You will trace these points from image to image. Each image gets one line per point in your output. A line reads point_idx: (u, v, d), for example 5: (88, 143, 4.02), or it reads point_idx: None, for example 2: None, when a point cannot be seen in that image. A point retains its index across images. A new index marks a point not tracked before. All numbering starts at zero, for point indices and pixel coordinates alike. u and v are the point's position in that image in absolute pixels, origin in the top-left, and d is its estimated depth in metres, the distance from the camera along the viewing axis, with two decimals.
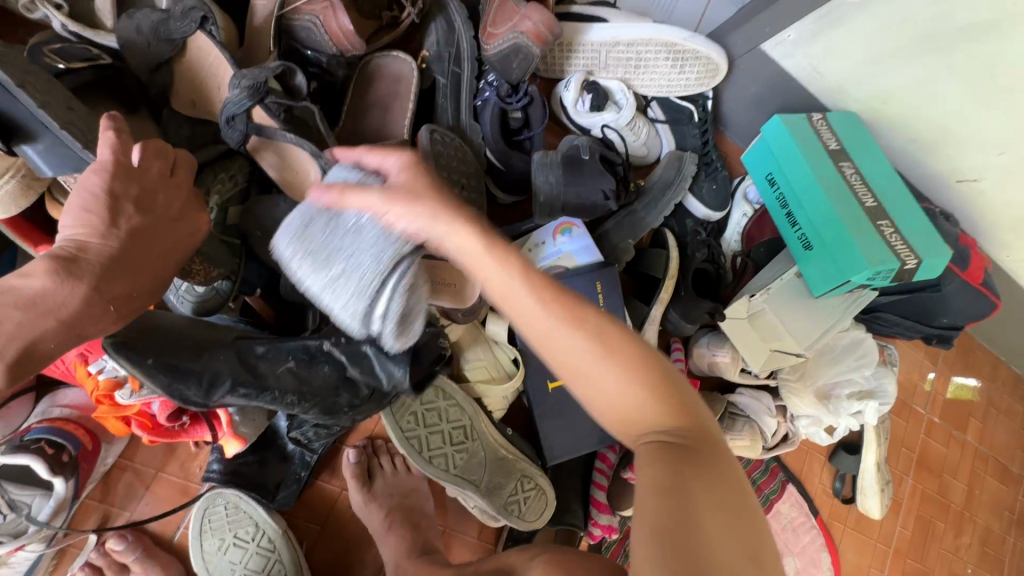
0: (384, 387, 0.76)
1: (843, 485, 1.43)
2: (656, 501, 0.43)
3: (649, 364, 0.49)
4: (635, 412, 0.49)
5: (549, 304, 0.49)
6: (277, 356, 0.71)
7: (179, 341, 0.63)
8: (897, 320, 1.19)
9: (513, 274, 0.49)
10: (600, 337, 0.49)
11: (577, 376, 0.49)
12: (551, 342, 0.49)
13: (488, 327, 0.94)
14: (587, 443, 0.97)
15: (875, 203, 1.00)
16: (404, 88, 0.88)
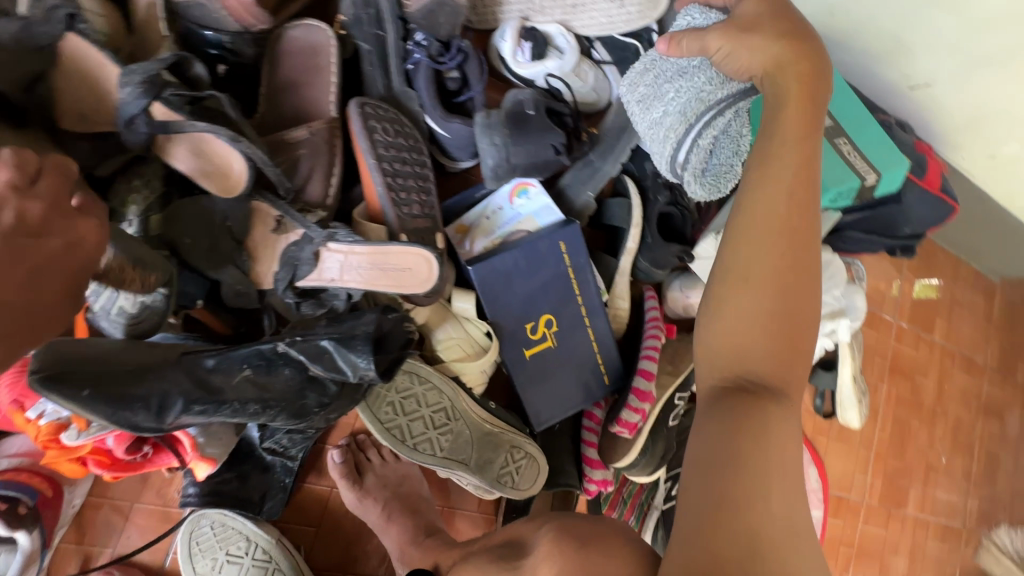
0: (352, 380, 0.71)
1: (823, 401, 1.48)
2: (731, 441, 0.47)
3: (795, 311, 0.50)
4: (749, 347, 0.50)
5: (790, 205, 0.51)
6: (230, 367, 0.66)
7: (116, 367, 0.58)
8: (862, 237, 1.18)
9: (794, 155, 0.52)
10: (783, 269, 0.50)
11: (737, 282, 0.51)
12: (749, 236, 0.51)
13: (455, 305, 0.90)
14: (573, 404, 0.97)
15: (831, 121, 0.98)
16: (323, 61, 0.81)
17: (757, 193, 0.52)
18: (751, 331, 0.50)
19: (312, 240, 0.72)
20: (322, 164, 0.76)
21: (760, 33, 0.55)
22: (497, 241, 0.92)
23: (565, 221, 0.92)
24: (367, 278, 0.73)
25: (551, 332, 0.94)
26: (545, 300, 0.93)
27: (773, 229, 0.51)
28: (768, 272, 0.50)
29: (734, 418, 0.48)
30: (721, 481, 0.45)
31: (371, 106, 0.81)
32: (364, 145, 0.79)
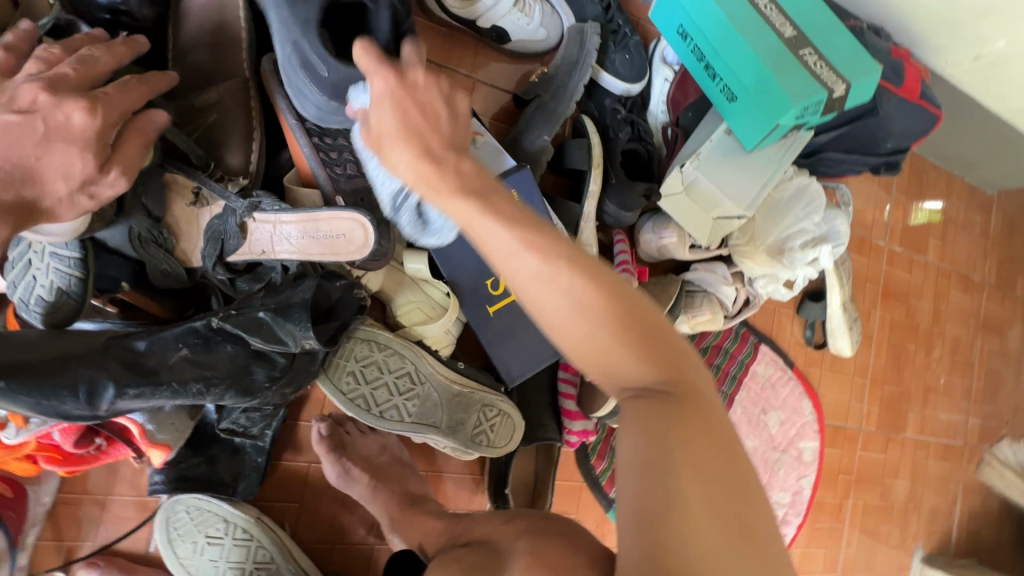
0: (295, 351, 0.71)
1: (814, 332, 1.44)
2: (640, 464, 0.45)
3: (625, 313, 0.47)
4: (614, 371, 0.48)
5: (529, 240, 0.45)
6: (165, 347, 0.65)
7: (36, 356, 0.58)
8: (842, 157, 1.12)
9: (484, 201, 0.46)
10: (578, 294, 0.46)
11: (556, 329, 0.47)
12: (527, 291, 0.47)
13: (408, 267, 0.86)
14: (545, 357, 0.94)
15: (794, 32, 0.90)
16: (229, 18, 0.76)
17: (515, 270, 0.46)
18: (608, 357, 0.47)
19: (234, 212, 0.69)
20: (240, 131, 0.75)
21: (397, 143, 0.47)
22: None
23: (519, 167, 0.88)
24: (301, 246, 0.71)
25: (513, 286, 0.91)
26: None
27: (547, 291, 0.46)
28: (575, 319, 0.46)
29: (634, 443, 0.46)
30: (642, 515, 0.43)
31: (285, 62, 0.76)
32: (285, 107, 0.74)
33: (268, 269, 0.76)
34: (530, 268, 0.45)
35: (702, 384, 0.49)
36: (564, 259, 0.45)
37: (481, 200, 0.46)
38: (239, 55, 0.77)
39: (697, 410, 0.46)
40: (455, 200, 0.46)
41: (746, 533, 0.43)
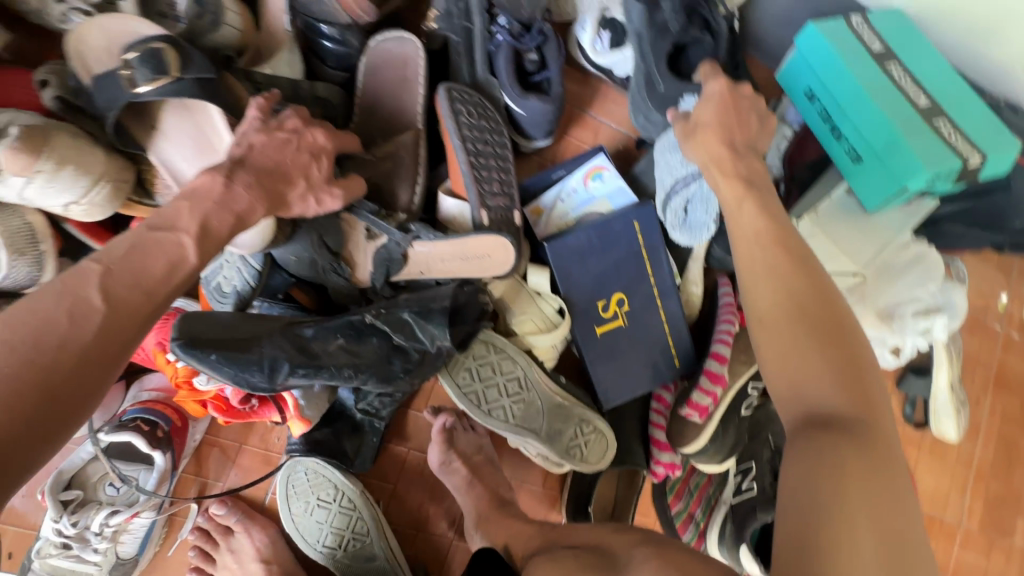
0: (431, 349, 0.83)
1: (914, 409, 1.37)
2: (811, 467, 0.48)
3: (832, 329, 0.54)
4: (809, 382, 0.53)
5: (772, 246, 0.60)
6: (326, 336, 0.77)
7: (231, 336, 0.70)
8: (963, 230, 1.11)
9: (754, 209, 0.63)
10: (800, 303, 0.56)
11: (762, 326, 0.57)
12: (756, 286, 0.59)
13: (529, 281, 0.94)
14: (641, 384, 0.98)
15: (929, 101, 0.93)
16: (410, 72, 0.88)
17: (755, 260, 0.60)
18: (806, 365, 0.53)
19: (398, 244, 0.81)
20: (408, 174, 0.86)
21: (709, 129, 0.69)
22: (571, 222, 0.97)
23: (639, 203, 0.96)
24: (439, 263, 0.84)
25: (622, 311, 0.96)
26: (618, 279, 0.95)
27: (770, 289, 0.58)
28: (786, 318, 0.56)
29: (802, 449, 0.50)
30: (802, 511, 0.46)
31: (456, 91, 0.87)
32: (450, 129, 0.85)
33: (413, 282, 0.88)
34: (769, 262, 0.59)
35: (893, 433, 0.51)
36: (797, 273, 0.57)
37: (748, 191, 0.65)
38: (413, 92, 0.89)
39: (878, 443, 0.49)
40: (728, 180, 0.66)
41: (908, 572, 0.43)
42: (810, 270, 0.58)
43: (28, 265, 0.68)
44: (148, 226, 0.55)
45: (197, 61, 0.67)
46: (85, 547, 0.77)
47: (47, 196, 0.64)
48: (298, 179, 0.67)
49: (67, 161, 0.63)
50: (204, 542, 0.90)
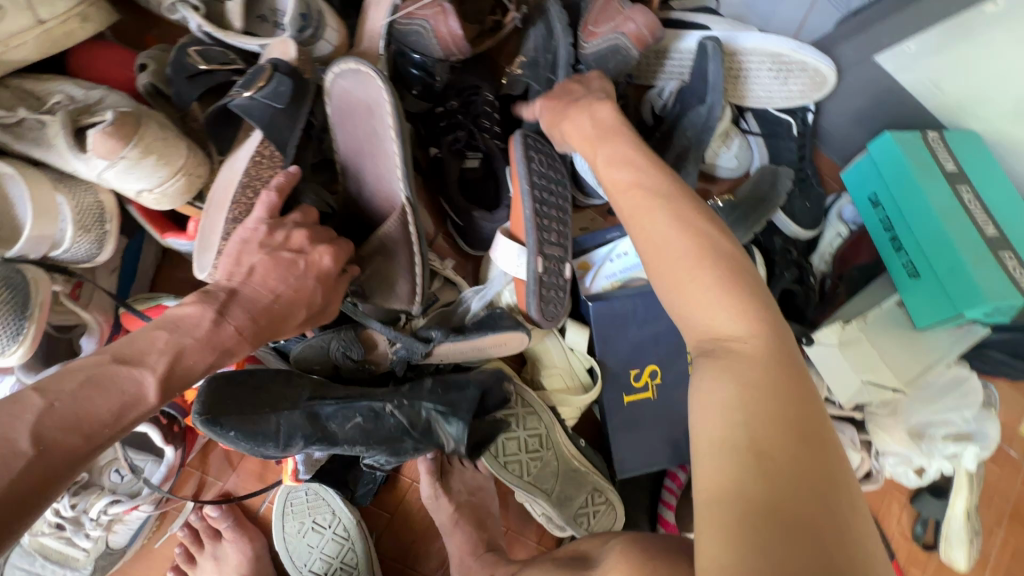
0: (448, 446, 0.82)
1: (925, 529, 1.31)
2: (714, 403, 0.45)
3: (711, 251, 0.50)
4: (698, 313, 0.50)
5: (637, 182, 0.57)
6: (345, 414, 0.77)
7: (252, 400, 0.72)
8: (1004, 359, 1.09)
9: (612, 150, 0.62)
10: (674, 230, 0.52)
11: (651, 265, 0.53)
12: (637, 222, 0.55)
13: (567, 337, 0.94)
14: (659, 460, 0.96)
15: (996, 231, 0.92)
16: (378, 124, 0.72)
17: (628, 202, 0.56)
18: (694, 296, 0.50)
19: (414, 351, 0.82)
20: (404, 273, 0.75)
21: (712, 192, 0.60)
22: (617, 285, 0.96)
23: None
24: (455, 355, 0.85)
25: (653, 383, 0.94)
26: (655, 350, 0.94)
27: (665, 246, 0.52)
28: (666, 254, 0.52)
29: (706, 384, 0.46)
30: (714, 450, 0.43)
31: (530, 138, 0.85)
32: (521, 171, 0.83)
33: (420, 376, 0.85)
34: (634, 200, 0.56)
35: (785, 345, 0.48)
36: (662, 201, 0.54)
37: (612, 138, 0.63)
38: (388, 149, 0.73)
39: (776, 366, 0.46)
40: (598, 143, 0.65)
41: (843, 539, 0.38)
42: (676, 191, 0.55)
43: (89, 242, 0.68)
44: (113, 357, 0.51)
45: (279, 90, 0.65)
46: (78, 531, 0.76)
47: (124, 180, 0.63)
48: (298, 312, 0.62)
49: (150, 151, 0.62)
50: (191, 542, 0.88)
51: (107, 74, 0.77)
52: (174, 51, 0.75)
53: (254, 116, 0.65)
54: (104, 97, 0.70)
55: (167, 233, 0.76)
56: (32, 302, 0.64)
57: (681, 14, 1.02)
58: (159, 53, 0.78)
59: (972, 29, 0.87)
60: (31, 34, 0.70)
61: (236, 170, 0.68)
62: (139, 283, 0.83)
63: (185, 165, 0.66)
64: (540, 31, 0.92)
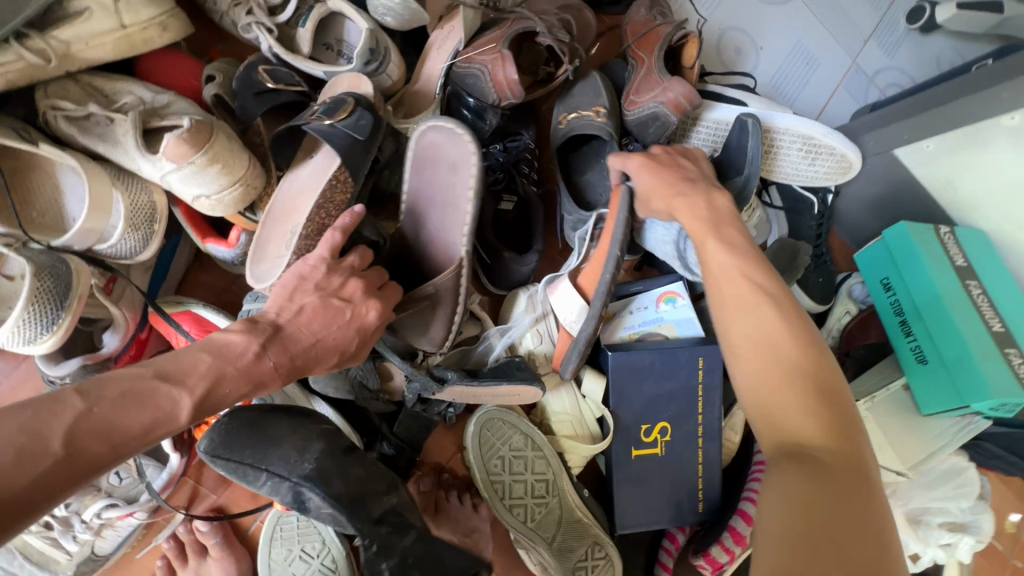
0: None
1: None
2: (791, 503, 0.47)
3: (802, 359, 0.55)
4: (780, 410, 0.53)
5: (738, 279, 0.62)
6: (323, 501, 0.70)
7: (259, 439, 0.71)
8: (999, 453, 1.10)
9: (710, 239, 0.68)
10: (767, 330, 0.57)
11: (736, 356, 0.58)
12: (733, 313, 0.60)
13: (583, 385, 0.95)
14: (660, 518, 0.95)
15: (1002, 328, 0.96)
16: (460, 181, 0.77)
17: (724, 293, 0.62)
18: (778, 392, 0.53)
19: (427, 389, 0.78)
20: (446, 316, 0.77)
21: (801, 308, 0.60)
22: (633, 336, 0.98)
23: (705, 339, 0.96)
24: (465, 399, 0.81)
25: (662, 440, 0.95)
26: (667, 407, 0.94)
27: (752, 346, 0.57)
28: (757, 350, 0.57)
29: (785, 484, 0.49)
30: (783, 547, 0.45)
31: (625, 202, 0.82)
32: (619, 226, 0.80)
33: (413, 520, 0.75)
34: (732, 293, 0.61)
35: (868, 468, 0.50)
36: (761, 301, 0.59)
37: (706, 229, 0.70)
38: (462, 202, 0.78)
39: (857, 481, 0.48)
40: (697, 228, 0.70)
41: None
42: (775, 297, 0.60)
43: (136, 239, 0.69)
44: (153, 373, 0.50)
45: (364, 123, 0.69)
46: (67, 532, 0.73)
47: (185, 185, 0.65)
48: (331, 357, 0.61)
49: (217, 159, 0.64)
50: (175, 555, 0.85)
51: (172, 79, 0.80)
52: (242, 67, 0.78)
53: (334, 142, 0.68)
54: (172, 102, 0.73)
55: (208, 239, 0.76)
56: (73, 293, 0.64)
57: (718, 89, 1.07)
58: (223, 65, 0.82)
59: (989, 136, 0.93)
60: (112, 36, 0.73)
61: (302, 193, 0.72)
62: (168, 283, 0.83)
63: (247, 176, 0.69)
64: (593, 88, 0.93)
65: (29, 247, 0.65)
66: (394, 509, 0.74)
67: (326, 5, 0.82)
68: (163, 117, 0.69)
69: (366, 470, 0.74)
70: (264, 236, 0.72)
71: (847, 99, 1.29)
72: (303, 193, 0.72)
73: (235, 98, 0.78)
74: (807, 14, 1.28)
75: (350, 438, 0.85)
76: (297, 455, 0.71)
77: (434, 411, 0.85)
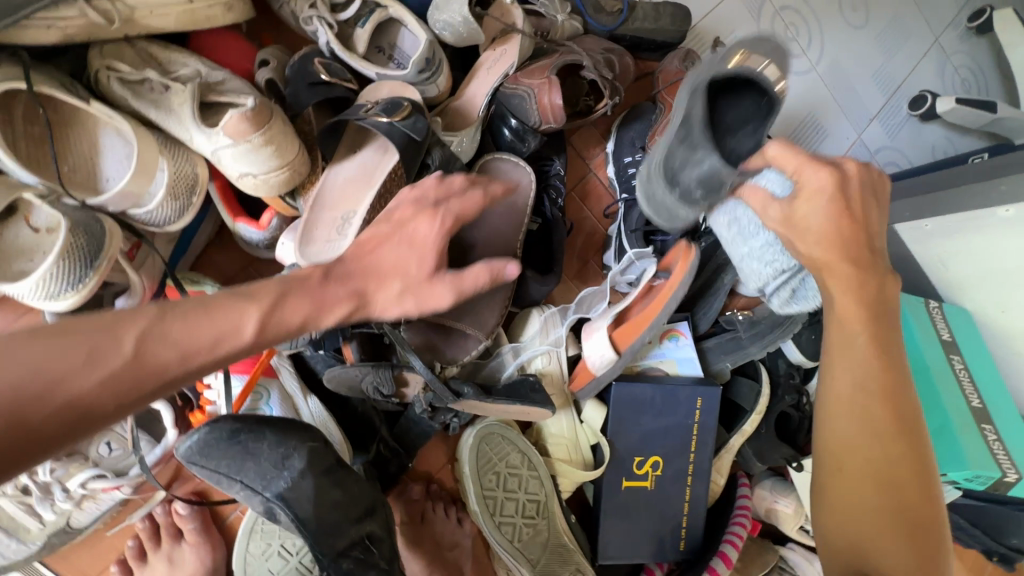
0: None
1: None
2: None
3: (906, 490, 0.56)
4: (865, 529, 0.57)
5: (880, 387, 0.56)
6: (292, 520, 0.69)
7: (237, 452, 0.67)
8: (963, 524, 1.15)
9: (864, 322, 0.56)
10: (884, 450, 0.56)
11: (835, 465, 0.59)
12: (845, 422, 0.58)
13: (583, 413, 0.96)
14: (641, 552, 0.96)
15: (980, 404, 1.01)
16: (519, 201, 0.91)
17: (847, 397, 0.58)
18: (873, 517, 0.57)
19: (442, 396, 0.79)
20: (491, 319, 0.85)
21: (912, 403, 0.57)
22: (637, 367, 0.98)
23: (703, 380, 0.98)
24: (473, 409, 0.83)
25: (653, 474, 0.96)
26: (662, 443, 0.96)
27: (860, 460, 0.57)
28: (863, 468, 0.57)
29: None
30: None
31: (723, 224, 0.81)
32: (685, 282, 0.84)
33: (378, 557, 0.70)
34: (863, 402, 0.57)
35: None
36: (887, 421, 0.56)
37: (866, 309, 0.56)
38: (523, 213, 0.90)
39: None
40: (853, 301, 0.56)
41: None
42: (903, 414, 0.57)
43: (173, 209, 0.69)
44: None
45: (420, 127, 0.73)
46: (45, 500, 0.70)
47: (235, 161, 0.66)
48: (393, 282, 0.57)
49: (273, 141, 0.65)
50: (147, 538, 0.82)
51: (226, 59, 0.81)
52: (299, 56, 0.80)
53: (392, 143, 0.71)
54: (227, 80, 0.73)
55: (239, 218, 0.76)
56: (103, 252, 0.64)
57: None
58: (276, 51, 0.83)
59: (982, 224, 1.00)
60: (178, 8, 0.74)
61: (357, 191, 0.76)
62: (187, 256, 0.81)
63: (296, 164, 0.70)
64: (777, 41, 0.71)
65: (62, 201, 0.65)
66: (362, 539, 0.71)
67: (388, 11, 0.85)
68: (222, 93, 0.71)
69: (343, 493, 0.71)
70: (314, 227, 0.73)
71: None
72: (362, 190, 0.75)
73: (287, 85, 0.79)
74: (824, 88, 1.36)
75: (343, 452, 0.82)
76: (273, 472, 0.68)
77: (440, 420, 0.86)
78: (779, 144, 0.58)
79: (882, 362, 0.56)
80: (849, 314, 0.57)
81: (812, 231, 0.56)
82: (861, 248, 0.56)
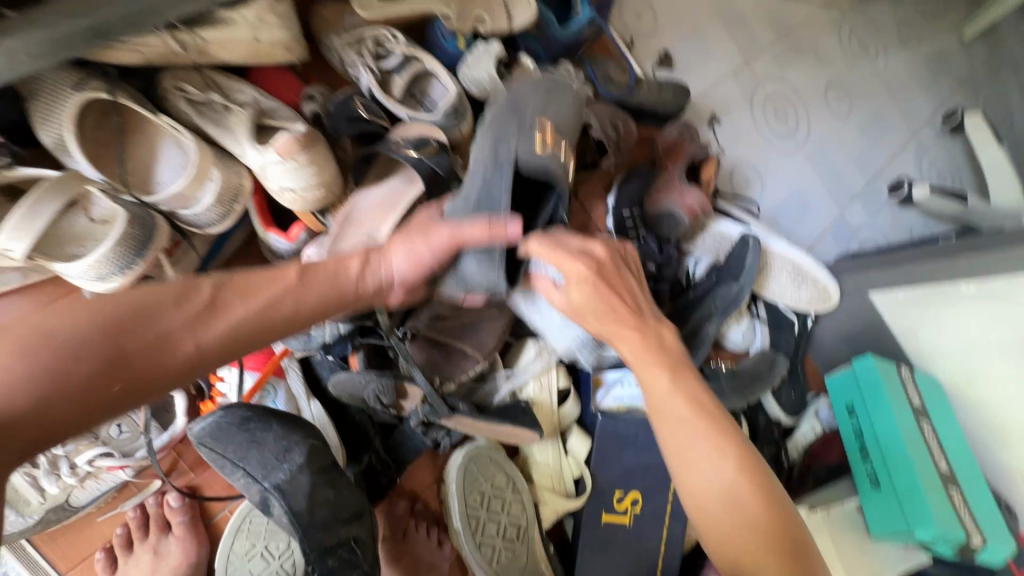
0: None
1: None
2: None
3: (759, 507, 0.61)
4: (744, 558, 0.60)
5: (696, 420, 0.64)
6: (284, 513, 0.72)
7: (245, 439, 0.72)
8: None
9: (655, 366, 0.68)
10: (725, 475, 0.62)
11: (699, 507, 0.63)
12: (686, 460, 0.64)
13: (569, 442, 1.01)
14: None
15: (948, 468, 1.05)
16: None
17: (680, 437, 0.64)
18: (742, 542, 0.60)
19: (438, 409, 0.83)
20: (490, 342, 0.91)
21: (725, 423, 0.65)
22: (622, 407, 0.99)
23: None
24: (466, 427, 0.87)
25: (631, 511, 0.99)
26: (641, 480, 0.99)
27: (713, 493, 0.62)
28: (721, 500, 0.61)
29: None
30: None
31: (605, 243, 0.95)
32: None
33: (362, 559, 0.73)
34: (693, 439, 0.64)
35: None
36: (719, 445, 0.63)
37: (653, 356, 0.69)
38: None
39: None
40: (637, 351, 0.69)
41: None
42: (722, 433, 0.64)
43: (217, 214, 0.77)
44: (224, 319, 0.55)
45: (444, 162, 0.82)
46: (51, 473, 0.74)
47: (279, 176, 0.74)
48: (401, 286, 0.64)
49: (315, 163, 0.75)
50: (136, 527, 0.84)
51: (278, 92, 0.92)
52: (342, 94, 0.91)
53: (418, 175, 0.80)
54: (278, 108, 0.84)
55: (271, 228, 0.83)
56: (151, 243, 0.71)
57: (729, 208, 1.23)
58: (323, 89, 0.95)
59: (948, 298, 1.08)
60: (244, 45, 0.85)
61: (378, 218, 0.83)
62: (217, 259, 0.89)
63: (331, 186, 0.79)
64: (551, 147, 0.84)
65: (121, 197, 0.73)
66: (348, 541, 0.74)
67: (423, 65, 0.97)
68: (275, 120, 0.81)
69: (335, 493, 0.74)
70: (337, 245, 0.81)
71: (832, 244, 1.48)
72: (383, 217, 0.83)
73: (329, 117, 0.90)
74: (808, 167, 1.49)
75: (338, 457, 0.87)
76: (274, 463, 0.73)
77: (431, 437, 0.91)
78: (544, 241, 0.69)
79: (683, 394, 0.66)
80: (642, 363, 0.69)
81: (584, 306, 0.70)
82: (633, 318, 0.71)
